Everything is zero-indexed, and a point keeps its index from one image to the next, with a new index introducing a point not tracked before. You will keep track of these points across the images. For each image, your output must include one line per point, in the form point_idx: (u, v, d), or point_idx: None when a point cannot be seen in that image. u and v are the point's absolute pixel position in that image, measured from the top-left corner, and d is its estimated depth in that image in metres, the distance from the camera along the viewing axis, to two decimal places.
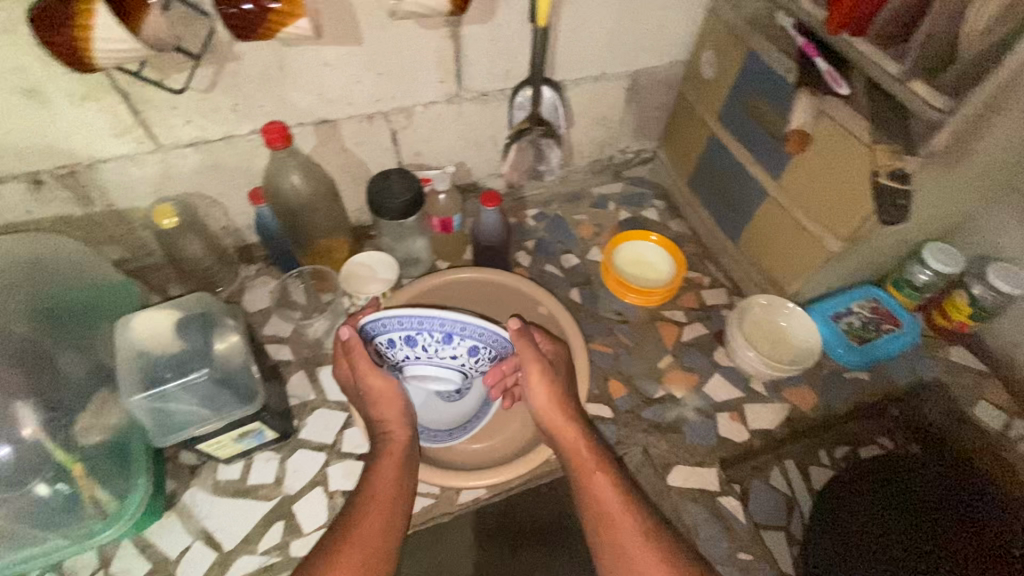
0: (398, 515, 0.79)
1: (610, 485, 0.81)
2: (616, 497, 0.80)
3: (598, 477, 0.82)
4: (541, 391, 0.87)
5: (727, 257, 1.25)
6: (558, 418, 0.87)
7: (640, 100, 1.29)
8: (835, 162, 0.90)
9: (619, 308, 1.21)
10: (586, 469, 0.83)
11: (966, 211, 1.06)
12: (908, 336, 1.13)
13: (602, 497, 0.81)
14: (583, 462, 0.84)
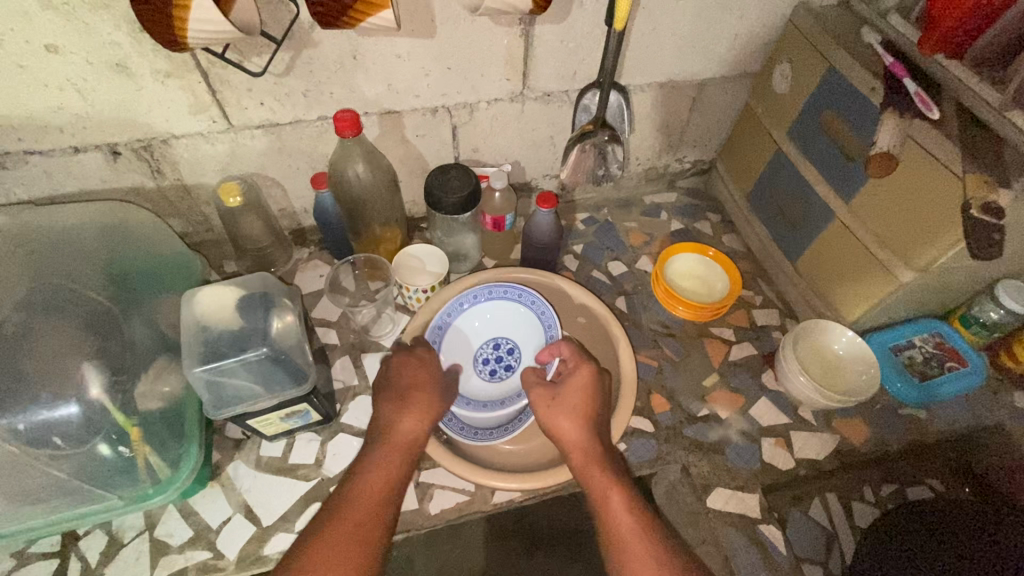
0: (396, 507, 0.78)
1: (621, 509, 0.78)
2: (629, 526, 0.77)
3: (611, 500, 0.79)
4: (556, 415, 0.87)
5: (783, 278, 1.21)
6: (576, 442, 0.85)
7: (704, 110, 1.26)
8: (914, 188, 0.86)
9: (665, 321, 1.18)
10: (597, 491, 0.80)
11: None
12: (972, 377, 1.07)
13: (615, 522, 0.78)
14: (594, 481, 0.81)
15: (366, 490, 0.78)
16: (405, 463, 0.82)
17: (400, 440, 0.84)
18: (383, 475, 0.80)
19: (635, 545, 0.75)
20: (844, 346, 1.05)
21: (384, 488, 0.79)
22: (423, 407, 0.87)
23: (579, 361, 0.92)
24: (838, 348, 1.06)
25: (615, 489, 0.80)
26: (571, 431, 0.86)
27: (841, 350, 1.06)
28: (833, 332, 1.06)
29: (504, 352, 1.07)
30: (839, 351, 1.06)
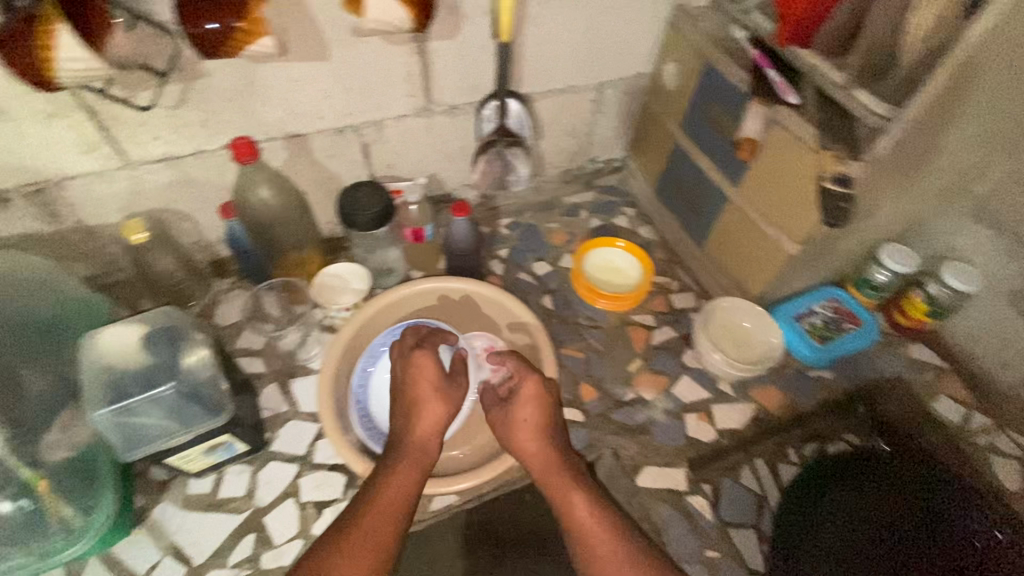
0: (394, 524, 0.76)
1: (589, 517, 0.80)
2: (597, 531, 0.79)
3: (573, 502, 0.82)
4: (530, 425, 0.87)
5: (695, 262, 1.28)
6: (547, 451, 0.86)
7: (608, 111, 1.33)
8: (788, 167, 0.94)
9: (590, 314, 1.23)
10: (565, 498, 0.83)
11: (919, 213, 1.10)
12: (868, 334, 1.15)
13: (591, 536, 0.79)
14: (562, 490, 0.83)
15: (378, 504, 0.77)
16: (415, 477, 0.81)
17: (413, 454, 0.83)
18: (399, 489, 0.78)
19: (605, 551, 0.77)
20: (748, 321, 1.13)
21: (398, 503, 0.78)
22: (433, 416, 0.85)
23: (524, 372, 0.90)
24: (744, 322, 1.13)
25: (586, 501, 0.82)
26: (535, 443, 0.86)
27: (746, 323, 1.13)
28: (738, 307, 1.13)
29: None
30: (746, 324, 1.13)
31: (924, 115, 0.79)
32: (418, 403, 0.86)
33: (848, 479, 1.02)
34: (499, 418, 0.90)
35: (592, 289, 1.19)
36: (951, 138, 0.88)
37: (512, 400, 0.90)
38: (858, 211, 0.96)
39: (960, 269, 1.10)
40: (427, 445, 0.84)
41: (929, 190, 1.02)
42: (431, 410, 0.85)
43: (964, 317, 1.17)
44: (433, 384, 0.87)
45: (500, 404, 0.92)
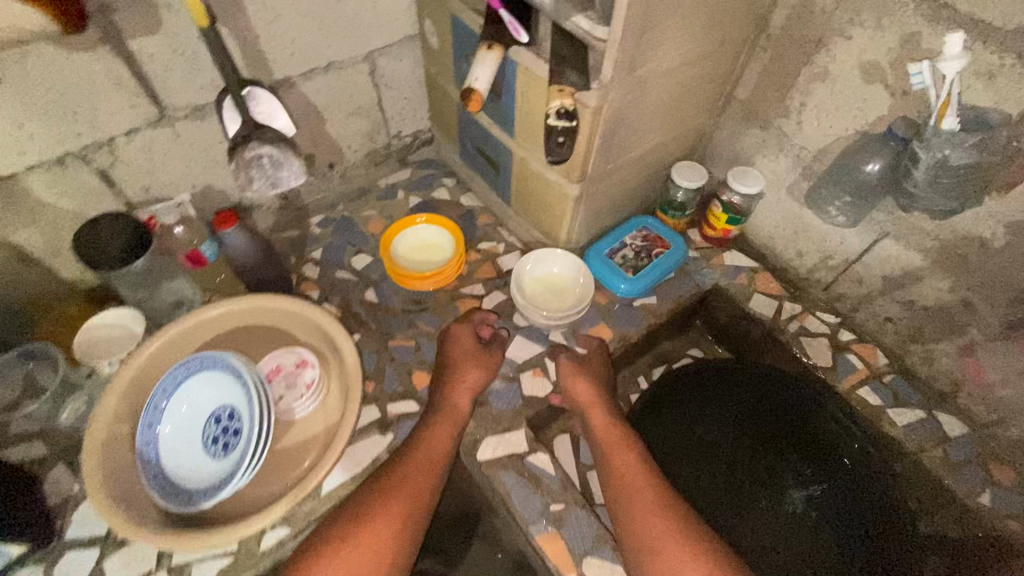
0: (432, 470, 0.90)
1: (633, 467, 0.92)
2: (636, 475, 0.91)
3: (623, 459, 0.94)
4: (584, 386, 1.02)
5: (514, 220, 1.26)
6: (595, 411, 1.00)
7: (391, 81, 1.25)
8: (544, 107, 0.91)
9: (416, 297, 1.17)
10: (613, 452, 0.95)
11: (697, 127, 1.13)
12: (677, 254, 1.20)
13: (628, 478, 0.91)
14: (615, 444, 0.96)
15: (419, 451, 0.91)
16: (452, 428, 0.95)
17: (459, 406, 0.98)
18: (437, 437, 0.94)
19: (635, 491, 0.89)
20: (559, 267, 1.15)
21: (434, 455, 0.92)
22: (474, 378, 1.01)
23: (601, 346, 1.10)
24: (551, 270, 1.14)
25: (627, 455, 0.94)
26: (593, 401, 1.00)
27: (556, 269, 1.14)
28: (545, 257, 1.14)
29: (223, 422, 0.89)
30: (557, 270, 1.15)
31: (635, 27, 0.77)
32: (469, 360, 1.03)
33: (678, 412, 1.16)
34: (569, 372, 1.03)
35: (406, 275, 1.15)
36: (680, 47, 0.88)
37: (569, 360, 1.05)
38: (621, 137, 0.96)
39: (743, 172, 1.14)
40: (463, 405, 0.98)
41: (693, 102, 1.04)
42: (469, 375, 1.01)
43: (761, 216, 1.22)
44: (471, 354, 1.03)
45: (574, 363, 1.04)
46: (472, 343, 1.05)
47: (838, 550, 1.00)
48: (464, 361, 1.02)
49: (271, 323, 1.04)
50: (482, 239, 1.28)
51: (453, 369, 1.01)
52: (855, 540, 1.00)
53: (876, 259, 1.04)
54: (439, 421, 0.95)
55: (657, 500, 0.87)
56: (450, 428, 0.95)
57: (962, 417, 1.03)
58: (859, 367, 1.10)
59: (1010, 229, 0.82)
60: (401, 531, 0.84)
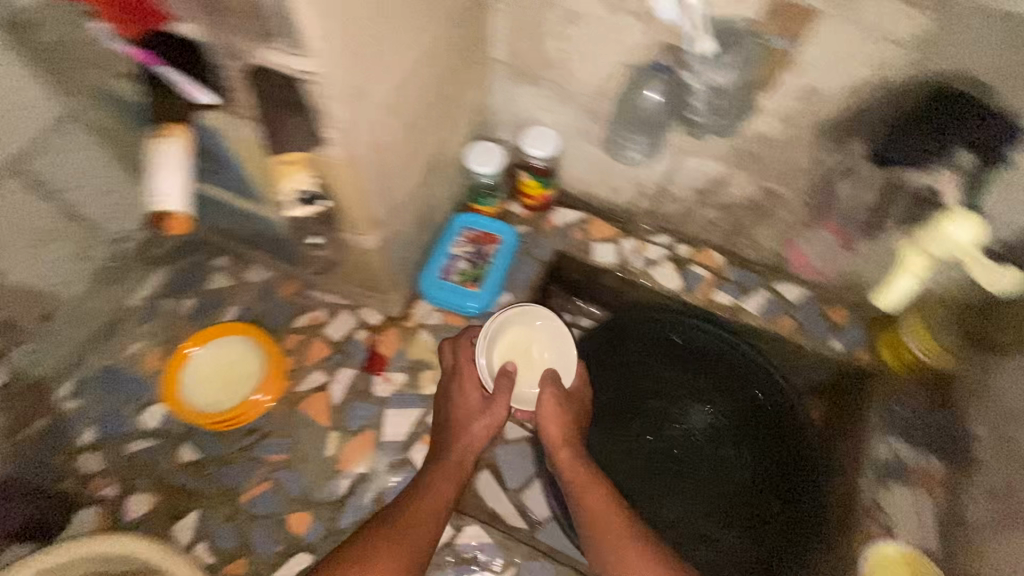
0: (422, 537, 0.75)
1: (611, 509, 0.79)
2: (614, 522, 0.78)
3: (597, 501, 0.80)
4: (557, 424, 0.88)
5: (322, 279, 1.05)
6: (569, 453, 0.86)
7: (67, 183, 0.91)
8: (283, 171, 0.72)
9: (251, 426, 0.95)
10: (597, 517, 0.79)
11: (470, 105, 1.00)
12: (511, 241, 1.12)
13: (603, 527, 0.78)
14: (588, 487, 0.82)
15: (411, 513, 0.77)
16: (450, 486, 0.82)
17: (457, 459, 0.85)
18: (436, 496, 0.80)
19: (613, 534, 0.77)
20: (532, 331, 0.96)
21: (433, 516, 0.78)
22: (496, 415, 0.87)
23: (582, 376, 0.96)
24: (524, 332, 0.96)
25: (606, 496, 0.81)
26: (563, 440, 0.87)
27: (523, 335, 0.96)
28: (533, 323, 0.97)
29: None
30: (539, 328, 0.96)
31: (341, 52, 0.59)
32: (466, 407, 0.89)
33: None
34: (549, 400, 0.88)
35: (244, 412, 0.94)
36: (409, 40, 0.71)
37: (555, 394, 0.89)
38: (393, 164, 0.79)
39: (535, 135, 1.05)
40: (464, 461, 0.85)
41: (454, 85, 0.90)
42: (464, 433, 0.87)
43: (570, 165, 1.15)
44: (474, 404, 0.89)
45: (563, 395, 0.90)
46: (476, 392, 0.90)
47: (743, 459, 1.09)
48: (461, 413, 0.90)
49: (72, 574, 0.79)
50: (297, 314, 1.07)
51: (455, 425, 0.88)
52: (758, 445, 1.08)
53: (684, 177, 1.04)
54: (433, 473, 0.83)
55: (636, 539, 0.76)
56: (448, 484, 0.82)
57: (799, 281, 1.12)
58: (705, 275, 1.15)
59: (782, 121, 0.84)
60: None
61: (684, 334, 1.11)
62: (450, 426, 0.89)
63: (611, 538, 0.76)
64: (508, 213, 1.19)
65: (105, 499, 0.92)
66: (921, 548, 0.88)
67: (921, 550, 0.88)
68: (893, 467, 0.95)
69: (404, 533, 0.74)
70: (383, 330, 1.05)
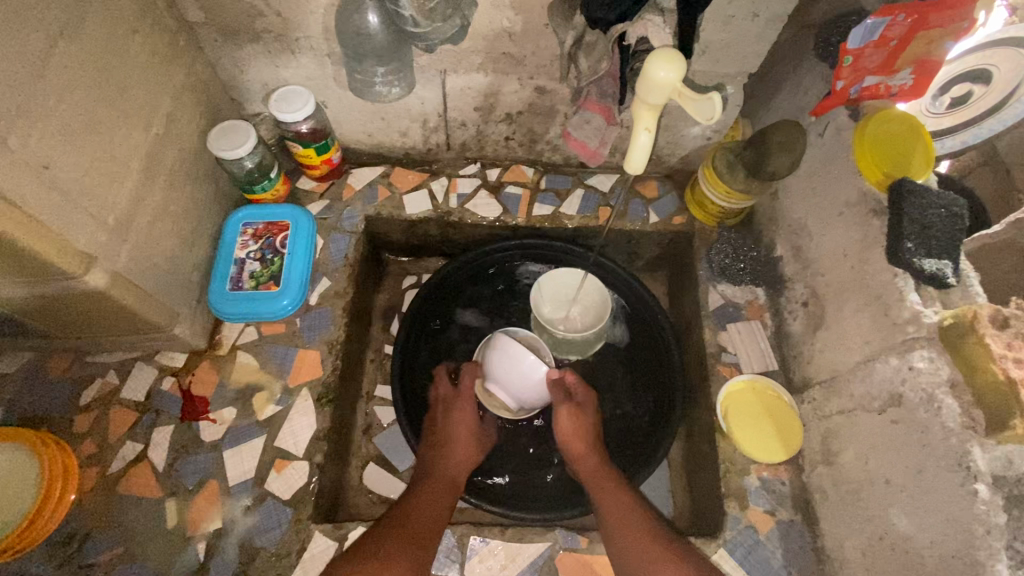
0: (430, 535, 0.76)
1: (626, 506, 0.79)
2: (627, 516, 0.77)
3: (612, 501, 0.80)
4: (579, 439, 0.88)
5: (92, 344, 0.87)
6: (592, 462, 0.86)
7: None
8: None
9: (63, 535, 0.80)
10: (606, 504, 0.80)
11: (185, 84, 0.85)
12: (304, 221, 1.00)
13: (612, 517, 0.78)
14: (604, 487, 0.82)
15: (417, 515, 0.78)
16: (447, 496, 0.83)
17: (450, 472, 0.86)
18: (436, 500, 0.81)
19: (618, 519, 0.77)
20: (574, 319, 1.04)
21: (434, 517, 0.79)
22: (465, 418, 0.91)
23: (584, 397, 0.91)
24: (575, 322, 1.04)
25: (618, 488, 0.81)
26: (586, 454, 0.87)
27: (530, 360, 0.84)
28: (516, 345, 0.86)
29: None
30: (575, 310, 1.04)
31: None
32: (457, 435, 0.90)
33: (425, 356, 1.08)
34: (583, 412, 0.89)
35: (37, 519, 0.77)
36: (13, 20, 0.55)
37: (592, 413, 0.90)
38: (86, 180, 0.65)
39: (281, 96, 0.90)
40: (450, 475, 0.86)
41: (141, 65, 0.74)
42: (463, 445, 0.89)
43: (343, 120, 1.04)
44: (473, 428, 0.91)
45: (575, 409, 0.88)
46: (469, 419, 0.92)
47: None
48: (454, 436, 0.90)
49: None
50: (79, 390, 0.89)
51: (443, 444, 0.89)
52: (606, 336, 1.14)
53: (458, 98, 0.98)
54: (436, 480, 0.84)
55: (639, 511, 0.78)
56: (444, 494, 0.83)
57: (607, 169, 1.13)
58: (522, 191, 1.11)
59: (512, 10, 0.80)
60: None
61: (518, 258, 1.11)
62: (444, 442, 0.89)
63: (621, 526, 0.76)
64: (298, 193, 1.06)
65: None
66: (763, 369, 0.96)
67: (767, 372, 0.96)
68: (728, 308, 1.01)
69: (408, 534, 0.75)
70: (194, 369, 0.92)
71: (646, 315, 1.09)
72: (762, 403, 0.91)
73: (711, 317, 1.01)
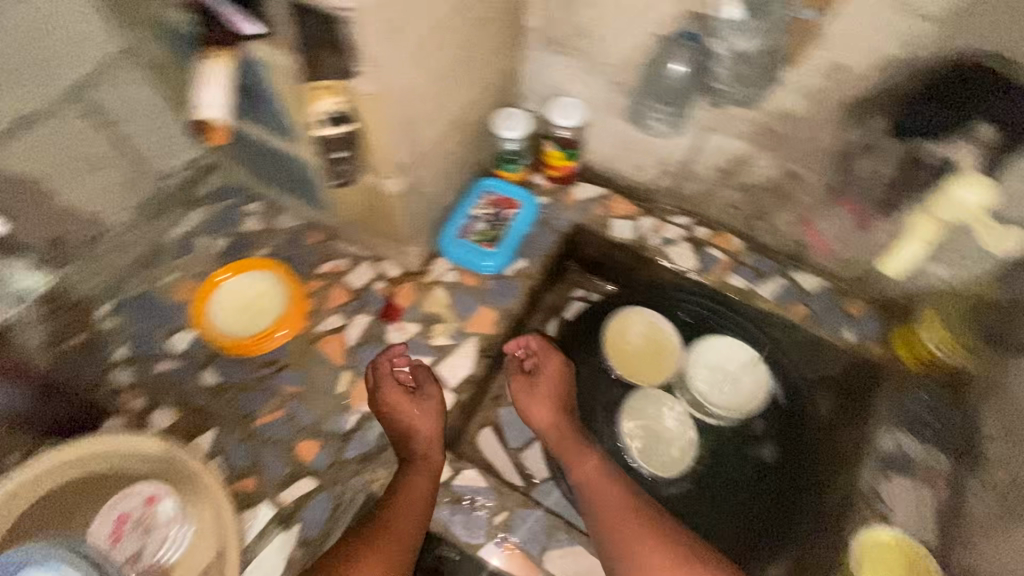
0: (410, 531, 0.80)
1: (618, 509, 0.83)
2: (620, 519, 0.82)
3: (607, 500, 0.85)
4: (540, 409, 0.96)
5: (349, 229, 1.09)
6: (581, 455, 0.91)
7: (123, 116, 0.98)
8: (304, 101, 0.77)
9: (268, 358, 1.01)
10: (599, 497, 0.86)
11: (500, 68, 1.03)
12: (531, 207, 1.15)
13: (605, 512, 0.84)
14: (594, 481, 0.88)
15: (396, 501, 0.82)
16: (428, 479, 0.85)
17: (420, 443, 0.89)
18: (416, 489, 0.84)
19: (615, 508, 0.83)
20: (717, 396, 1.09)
21: (416, 516, 0.82)
22: (421, 414, 0.91)
23: (548, 352, 1.02)
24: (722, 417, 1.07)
25: (607, 479, 0.87)
26: (557, 419, 0.95)
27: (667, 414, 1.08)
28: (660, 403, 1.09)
29: None
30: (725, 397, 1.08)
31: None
32: (413, 418, 0.90)
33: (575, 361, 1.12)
34: (532, 398, 0.97)
35: (242, 344, 0.99)
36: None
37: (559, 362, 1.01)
38: (425, 114, 0.84)
39: (559, 104, 1.06)
40: (429, 451, 0.89)
41: (491, 48, 0.95)
42: (426, 425, 0.90)
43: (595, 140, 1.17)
44: (426, 409, 0.91)
45: (527, 381, 0.99)
46: (405, 398, 0.92)
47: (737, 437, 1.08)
48: (410, 421, 0.90)
49: (96, 469, 0.83)
50: (320, 260, 1.11)
51: (401, 431, 0.90)
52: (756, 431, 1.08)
53: (707, 154, 1.05)
54: (413, 472, 0.86)
55: (630, 510, 0.83)
56: (430, 476, 0.86)
57: (816, 270, 1.11)
58: (721, 258, 1.14)
59: (804, 95, 0.87)
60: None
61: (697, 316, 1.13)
62: (407, 431, 0.90)
63: (616, 524, 0.82)
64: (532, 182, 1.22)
65: (129, 410, 0.96)
66: (915, 537, 0.88)
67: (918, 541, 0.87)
68: (897, 458, 0.94)
69: (387, 536, 0.78)
70: (401, 283, 1.10)
71: (802, 445, 1.04)
72: (906, 566, 0.84)
73: (873, 457, 0.94)
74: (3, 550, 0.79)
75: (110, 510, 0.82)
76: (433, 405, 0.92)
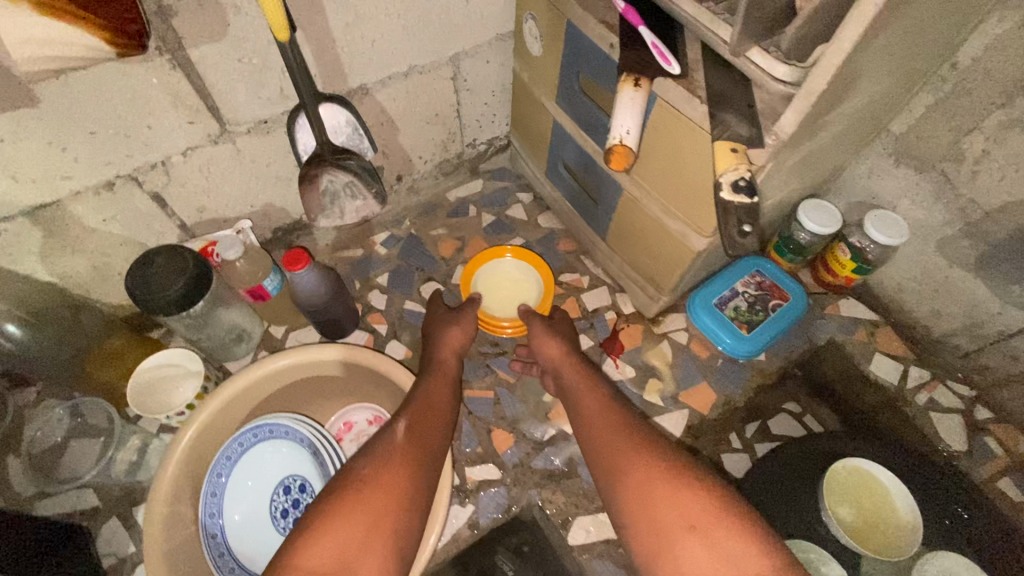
0: (430, 451, 0.70)
1: (632, 452, 0.69)
2: (637, 459, 0.67)
3: (615, 441, 0.71)
4: (553, 343, 0.91)
5: (604, 253, 1.11)
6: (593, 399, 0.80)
7: (474, 86, 1.08)
8: (669, 139, 0.76)
9: (492, 338, 1.05)
10: (610, 434, 0.73)
11: (837, 163, 0.97)
12: (799, 306, 1.04)
13: (612, 452, 0.70)
14: (604, 421, 0.75)
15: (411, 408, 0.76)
16: (445, 386, 0.83)
17: (444, 354, 0.89)
18: (433, 397, 0.79)
19: (628, 446, 0.69)
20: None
21: (439, 418, 0.76)
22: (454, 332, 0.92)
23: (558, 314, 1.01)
24: None
25: (615, 413, 0.76)
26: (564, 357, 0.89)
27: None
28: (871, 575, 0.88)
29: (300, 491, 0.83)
30: None
31: (835, 89, 0.62)
32: (437, 328, 0.93)
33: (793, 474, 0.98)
34: (539, 333, 0.93)
35: (483, 319, 1.01)
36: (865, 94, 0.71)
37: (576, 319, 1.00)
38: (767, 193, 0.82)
39: (879, 218, 0.96)
40: (447, 365, 0.87)
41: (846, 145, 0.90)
42: (452, 339, 0.91)
43: (894, 265, 1.05)
44: (459, 322, 0.94)
45: (545, 321, 0.96)
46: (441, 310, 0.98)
47: None
48: (433, 334, 0.93)
49: (358, 369, 0.89)
50: (565, 270, 1.15)
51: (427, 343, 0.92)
52: None
53: None
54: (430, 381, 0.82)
55: (639, 442, 0.69)
56: (445, 388, 0.82)
57: None
58: (998, 455, 0.97)
59: None
60: (419, 485, 0.65)
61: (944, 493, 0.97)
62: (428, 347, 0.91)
63: (631, 469, 0.67)
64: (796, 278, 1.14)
65: (372, 331, 1.06)
66: None
67: None
68: None
69: (416, 431, 0.71)
70: (631, 323, 1.09)
71: None
72: None
73: None
74: (257, 407, 0.87)
75: (339, 415, 0.95)
76: (460, 318, 0.95)
